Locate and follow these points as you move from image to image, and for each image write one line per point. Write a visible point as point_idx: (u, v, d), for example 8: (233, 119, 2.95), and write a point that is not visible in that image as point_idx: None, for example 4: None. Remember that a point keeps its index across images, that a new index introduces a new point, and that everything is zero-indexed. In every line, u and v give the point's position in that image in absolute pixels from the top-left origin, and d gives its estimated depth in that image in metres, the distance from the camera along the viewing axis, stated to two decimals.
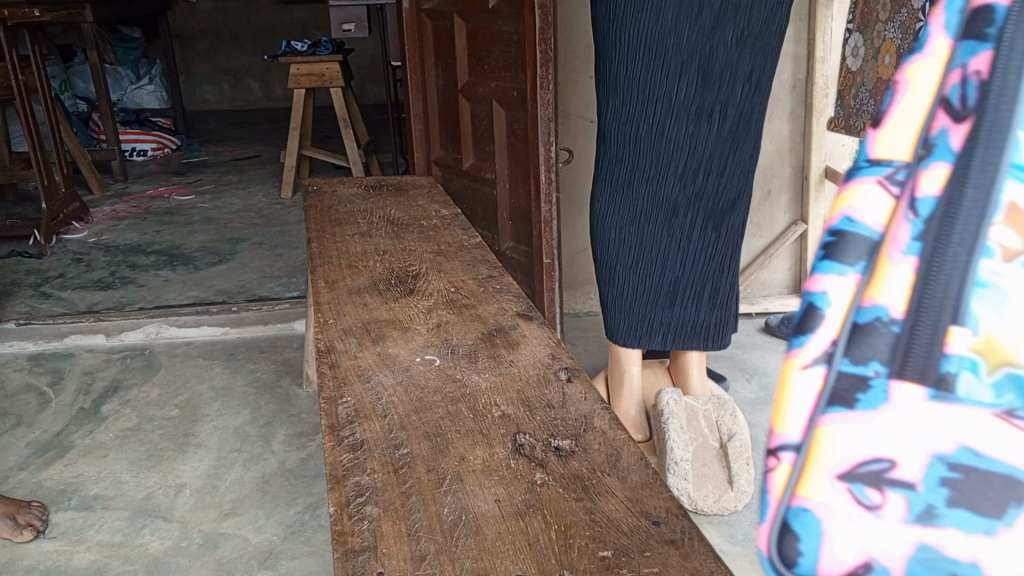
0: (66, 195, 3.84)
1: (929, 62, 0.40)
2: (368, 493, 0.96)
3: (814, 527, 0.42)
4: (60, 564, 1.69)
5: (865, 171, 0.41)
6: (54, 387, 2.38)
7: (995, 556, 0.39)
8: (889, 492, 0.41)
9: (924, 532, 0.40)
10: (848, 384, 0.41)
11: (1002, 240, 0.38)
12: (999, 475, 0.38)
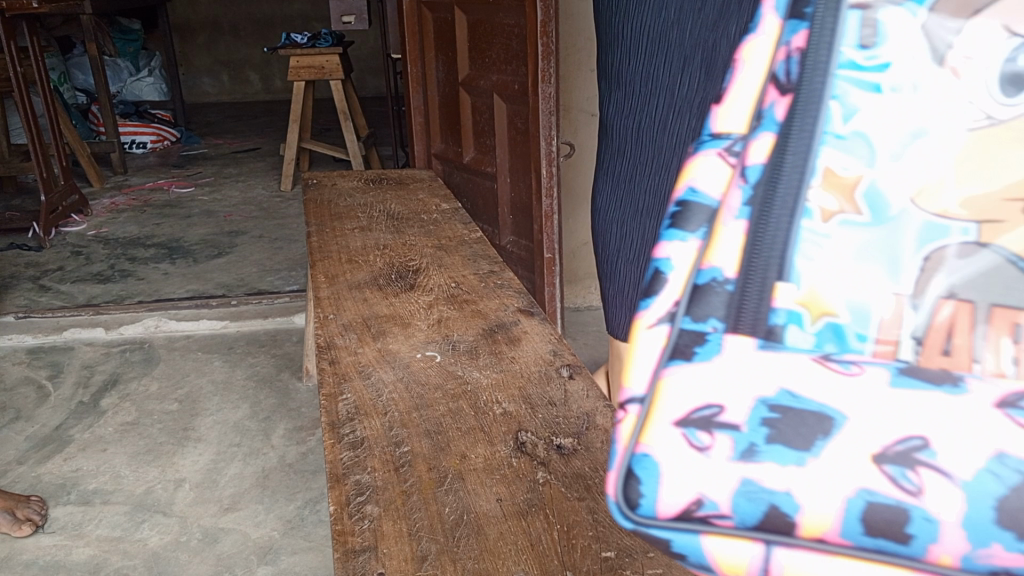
0: (65, 187, 3.82)
1: (760, 42, 0.43)
2: (368, 492, 0.95)
3: (651, 465, 0.38)
4: (59, 559, 1.69)
5: (707, 145, 0.43)
6: (53, 380, 2.38)
7: (815, 490, 0.36)
8: (718, 433, 0.38)
9: (748, 469, 0.37)
10: (688, 339, 0.40)
11: (820, 203, 0.39)
12: (813, 412, 0.37)
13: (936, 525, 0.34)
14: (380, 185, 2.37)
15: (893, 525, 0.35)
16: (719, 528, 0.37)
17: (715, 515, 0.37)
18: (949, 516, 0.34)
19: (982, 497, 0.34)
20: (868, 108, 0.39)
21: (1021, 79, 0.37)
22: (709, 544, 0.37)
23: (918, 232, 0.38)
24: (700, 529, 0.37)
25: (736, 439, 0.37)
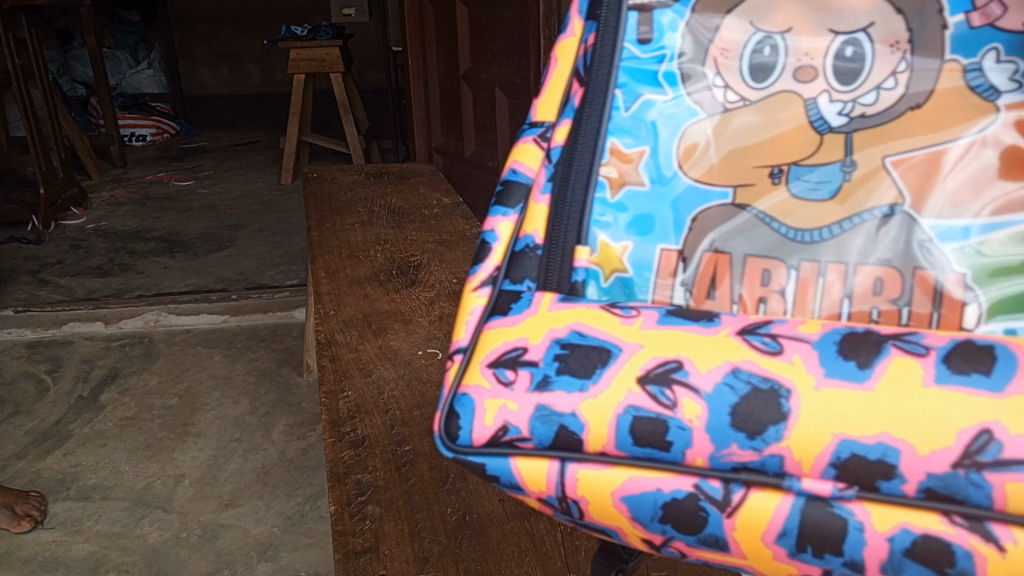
0: (64, 180, 3.80)
1: (570, 40, 0.69)
2: (369, 492, 0.94)
3: (470, 405, 0.53)
4: (58, 555, 1.68)
5: (529, 131, 0.68)
6: (53, 375, 2.37)
7: (590, 406, 0.50)
8: (521, 370, 0.53)
9: (542, 397, 0.51)
10: (506, 297, 0.61)
11: (606, 176, 0.64)
12: (594, 348, 0.53)
13: (685, 432, 0.48)
14: (380, 179, 2.35)
15: (653, 436, 0.48)
16: (523, 449, 0.51)
17: (518, 440, 0.51)
18: (693, 425, 0.48)
19: (713, 406, 0.48)
20: (640, 109, 0.64)
21: (763, 73, 0.61)
22: (516, 462, 0.51)
23: (686, 195, 0.62)
24: (509, 452, 0.51)
25: (535, 373, 0.53)
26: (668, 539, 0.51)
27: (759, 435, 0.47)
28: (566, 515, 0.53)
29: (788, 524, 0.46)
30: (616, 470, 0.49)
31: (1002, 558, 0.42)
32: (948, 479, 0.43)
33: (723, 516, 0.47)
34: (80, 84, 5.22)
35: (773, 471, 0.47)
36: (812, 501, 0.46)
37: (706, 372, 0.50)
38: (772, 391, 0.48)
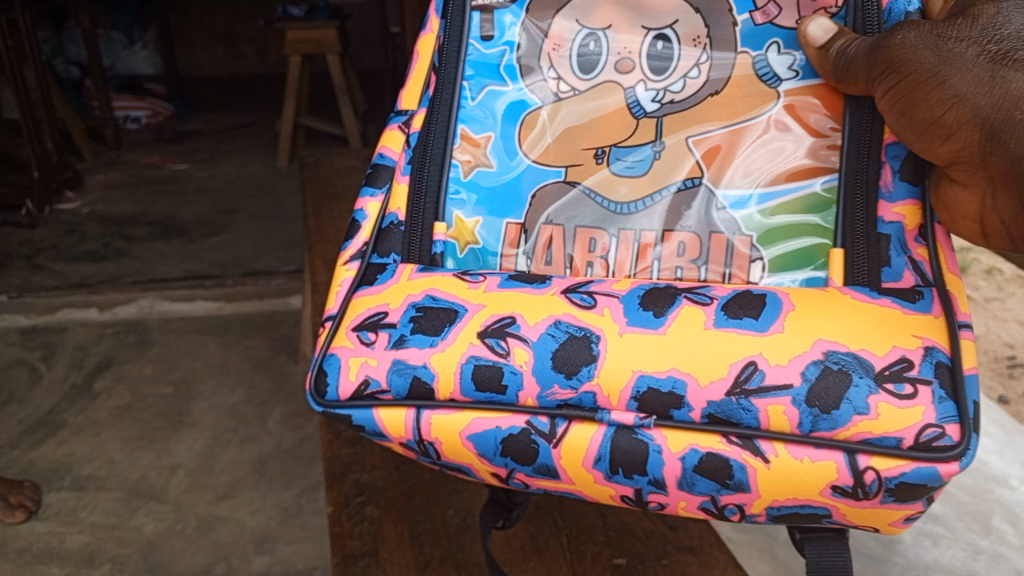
0: (58, 163, 3.75)
1: (429, 37, 1.10)
2: (367, 492, 0.92)
3: (338, 364, 0.83)
4: (52, 546, 1.65)
5: (394, 121, 1.07)
6: (46, 362, 2.33)
7: (437, 359, 0.80)
8: (380, 332, 0.84)
9: (399, 352, 0.82)
10: (372, 270, 0.94)
11: (459, 161, 1.03)
12: (442, 309, 0.84)
13: (517, 376, 0.78)
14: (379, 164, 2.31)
15: (489, 381, 0.78)
16: (383, 399, 0.81)
17: (378, 391, 0.81)
18: (522, 368, 0.78)
19: (537, 355, 0.78)
20: (487, 101, 1.04)
21: (587, 69, 1.02)
22: (377, 412, 0.81)
23: (530, 176, 1.01)
24: (372, 402, 0.81)
25: (394, 333, 0.83)
26: (510, 469, 0.80)
27: (575, 375, 0.76)
28: (427, 454, 0.82)
29: (600, 450, 0.76)
30: (461, 415, 0.79)
31: (765, 467, 0.71)
32: (724, 405, 0.72)
33: (551, 446, 0.77)
34: (74, 65, 5.15)
35: (590, 409, 0.76)
36: (619, 430, 0.75)
37: (532, 326, 0.80)
38: (585, 337, 0.78)
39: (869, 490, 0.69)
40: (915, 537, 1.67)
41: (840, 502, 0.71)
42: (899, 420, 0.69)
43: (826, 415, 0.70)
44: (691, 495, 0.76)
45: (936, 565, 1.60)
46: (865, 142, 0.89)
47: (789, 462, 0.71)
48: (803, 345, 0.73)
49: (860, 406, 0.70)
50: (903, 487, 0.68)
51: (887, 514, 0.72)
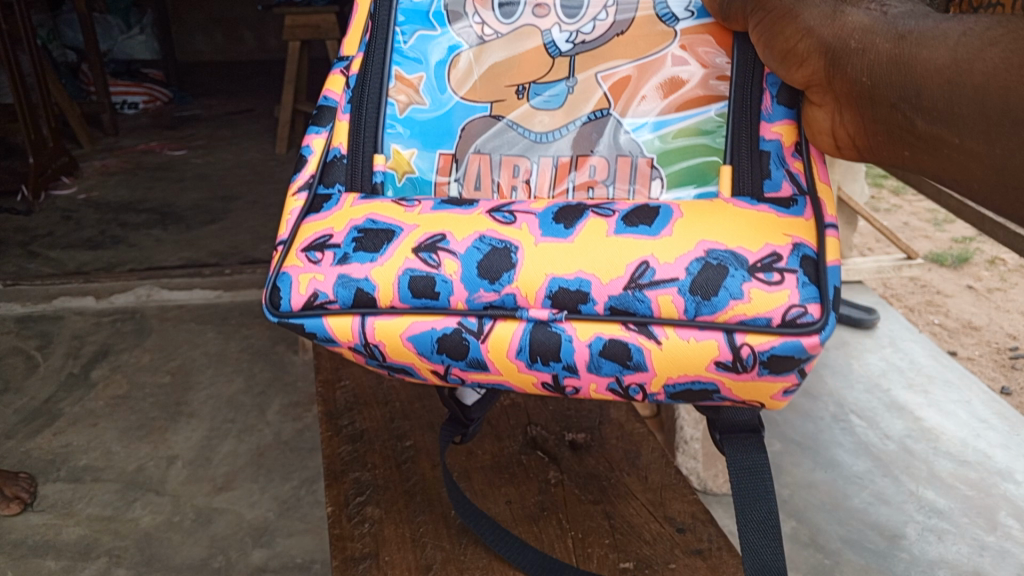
0: (54, 149, 3.72)
1: None
2: (368, 492, 0.89)
3: (289, 280, 0.79)
4: (48, 539, 1.63)
5: (338, 65, 0.94)
6: (42, 351, 2.31)
7: (378, 271, 0.76)
8: (325, 251, 0.79)
9: (342, 268, 0.77)
10: (318, 200, 0.86)
11: (396, 99, 0.91)
12: (383, 229, 0.80)
13: (448, 284, 0.75)
14: None
15: (425, 290, 0.75)
16: (332, 309, 0.77)
17: (326, 302, 0.77)
18: (452, 277, 0.75)
19: (464, 264, 0.75)
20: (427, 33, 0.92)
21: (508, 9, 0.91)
22: (328, 320, 0.77)
23: (462, 112, 0.90)
24: (321, 313, 0.77)
25: (338, 252, 0.79)
26: (446, 366, 0.77)
27: (497, 280, 0.74)
28: (374, 357, 0.79)
29: (522, 343, 0.73)
30: (401, 319, 0.76)
31: (659, 348, 0.70)
32: (623, 298, 0.71)
33: (479, 342, 0.74)
34: (70, 49, 5.11)
35: (510, 305, 0.74)
36: (538, 325, 0.73)
37: (461, 240, 0.77)
38: (505, 248, 0.75)
39: (746, 364, 0.68)
40: (920, 532, 1.66)
41: (724, 377, 0.70)
42: (762, 300, 0.68)
43: (707, 301, 0.69)
44: (599, 377, 0.74)
45: (940, 560, 1.59)
46: (750, 70, 0.84)
47: (678, 343, 0.69)
48: (687, 245, 0.72)
49: (736, 292, 0.69)
50: (774, 362, 0.68)
51: (765, 385, 0.70)
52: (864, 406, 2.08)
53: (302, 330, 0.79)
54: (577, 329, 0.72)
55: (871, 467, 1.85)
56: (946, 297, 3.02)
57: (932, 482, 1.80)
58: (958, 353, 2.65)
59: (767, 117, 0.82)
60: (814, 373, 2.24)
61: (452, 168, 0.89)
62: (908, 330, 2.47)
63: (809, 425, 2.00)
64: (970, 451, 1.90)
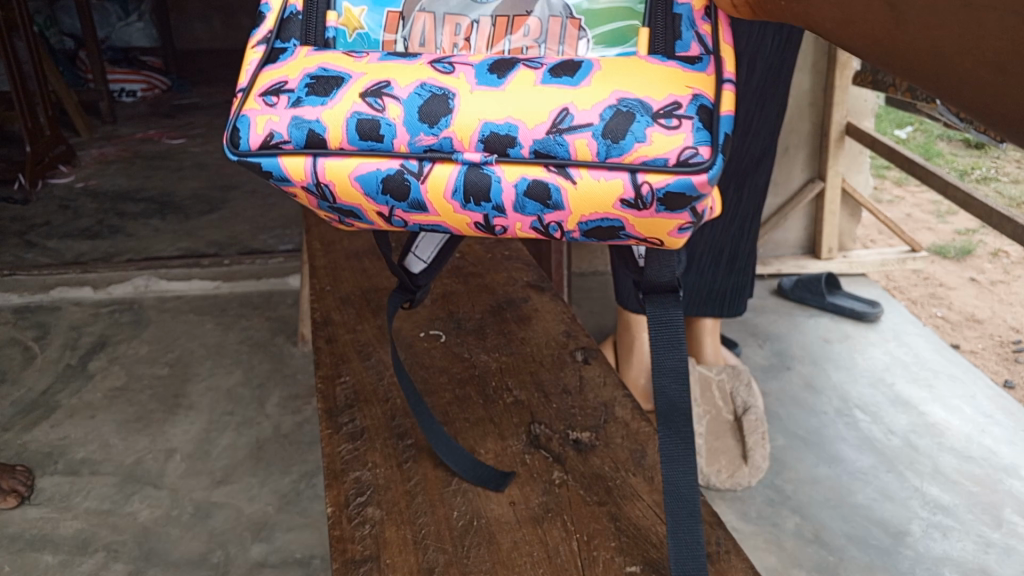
0: (51, 138, 3.69)
1: None
2: (369, 492, 0.88)
3: (247, 121, 0.67)
4: (45, 533, 1.61)
5: None
6: (40, 342, 2.29)
7: (330, 116, 0.65)
8: (280, 96, 0.67)
9: (296, 111, 0.66)
10: (274, 52, 0.72)
11: None
12: (331, 77, 0.67)
13: (392, 128, 0.64)
14: None
15: (371, 133, 0.65)
16: (287, 150, 0.66)
17: (281, 143, 0.66)
18: (396, 122, 0.64)
19: (407, 106, 0.64)
20: None
21: None
22: (283, 159, 0.67)
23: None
24: (276, 152, 0.66)
25: (292, 95, 0.67)
26: (391, 209, 0.69)
27: (436, 124, 0.63)
28: (325, 199, 0.70)
29: (457, 183, 0.65)
30: (350, 160, 0.66)
31: (574, 188, 0.62)
32: (545, 142, 0.61)
33: (420, 183, 0.66)
34: (69, 36, 5.08)
35: (444, 145, 0.64)
36: (472, 168, 0.64)
37: (405, 86, 0.65)
38: (444, 95, 0.64)
39: (646, 202, 0.61)
40: (925, 529, 1.64)
41: (628, 215, 0.63)
42: (660, 140, 0.60)
43: (617, 143, 0.60)
44: (522, 217, 0.66)
45: (946, 557, 1.57)
46: None
47: (591, 183, 0.61)
48: (604, 94, 0.61)
49: (639, 134, 0.60)
50: (671, 199, 0.60)
51: (665, 223, 0.63)
52: (868, 401, 2.07)
53: (260, 172, 0.69)
54: (505, 170, 0.63)
55: (876, 462, 1.84)
56: (950, 290, 3.00)
57: (937, 478, 1.78)
58: (961, 346, 2.63)
59: None
60: (817, 367, 2.22)
61: (400, 26, 0.72)
62: (913, 324, 2.45)
63: (812, 420, 1.99)
64: (975, 447, 1.88)
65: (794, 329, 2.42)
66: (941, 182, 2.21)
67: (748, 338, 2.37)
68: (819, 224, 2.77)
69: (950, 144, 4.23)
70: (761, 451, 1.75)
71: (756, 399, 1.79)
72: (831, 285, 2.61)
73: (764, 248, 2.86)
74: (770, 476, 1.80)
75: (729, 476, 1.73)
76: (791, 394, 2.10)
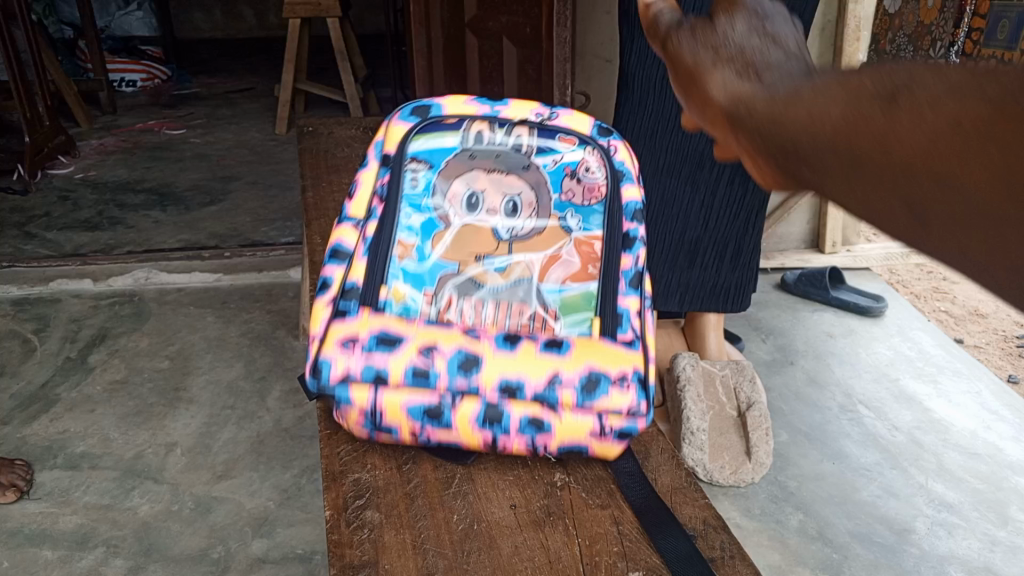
0: (50, 128, 3.67)
1: (395, 130, 1.06)
2: (368, 495, 0.86)
3: (326, 363, 0.90)
4: (45, 528, 1.61)
5: (348, 220, 1.01)
6: (39, 335, 2.27)
7: (393, 370, 0.89)
8: (354, 354, 0.90)
9: (363, 359, 0.89)
10: (339, 309, 0.94)
11: (401, 243, 1.00)
12: (389, 341, 0.90)
13: (437, 377, 0.89)
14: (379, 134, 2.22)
15: (422, 382, 0.89)
16: (356, 384, 0.90)
17: (351, 380, 0.90)
18: (441, 371, 0.89)
19: (448, 361, 0.89)
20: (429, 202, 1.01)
21: None
22: (353, 394, 0.90)
23: None
24: (347, 387, 0.90)
25: (363, 347, 0.90)
26: (423, 427, 0.90)
27: (469, 373, 0.88)
28: (373, 426, 0.92)
29: (478, 416, 0.89)
30: (401, 393, 0.89)
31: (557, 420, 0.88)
32: (544, 393, 0.88)
33: (451, 414, 0.89)
34: (68, 26, 5.06)
35: (472, 389, 0.89)
36: (490, 407, 0.89)
37: (446, 347, 0.90)
38: (474, 359, 0.89)
39: (604, 432, 0.89)
40: (930, 527, 1.63)
41: (592, 441, 0.89)
42: (616, 397, 0.88)
43: (591, 391, 0.88)
44: (520, 438, 0.90)
45: (950, 555, 1.56)
46: (616, 231, 1.02)
47: (569, 421, 0.88)
48: (580, 362, 0.89)
49: (603, 392, 0.88)
50: (623, 433, 0.89)
51: (615, 451, 0.90)
52: (872, 396, 2.05)
53: (330, 398, 0.92)
54: (514, 407, 0.88)
55: (879, 459, 1.83)
56: (954, 284, 2.98)
57: (942, 475, 1.77)
58: (964, 341, 2.61)
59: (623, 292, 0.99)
60: (821, 362, 2.21)
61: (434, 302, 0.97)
62: (916, 319, 2.44)
63: (816, 416, 1.98)
64: (980, 444, 1.87)
65: (797, 323, 2.40)
66: None
67: (750, 333, 2.35)
68: (823, 218, 2.75)
69: None
70: (765, 447, 1.73)
71: (760, 394, 1.77)
72: (835, 279, 2.60)
73: (767, 241, 2.84)
74: (773, 473, 1.79)
75: (733, 472, 1.71)
76: (794, 389, 2.09)
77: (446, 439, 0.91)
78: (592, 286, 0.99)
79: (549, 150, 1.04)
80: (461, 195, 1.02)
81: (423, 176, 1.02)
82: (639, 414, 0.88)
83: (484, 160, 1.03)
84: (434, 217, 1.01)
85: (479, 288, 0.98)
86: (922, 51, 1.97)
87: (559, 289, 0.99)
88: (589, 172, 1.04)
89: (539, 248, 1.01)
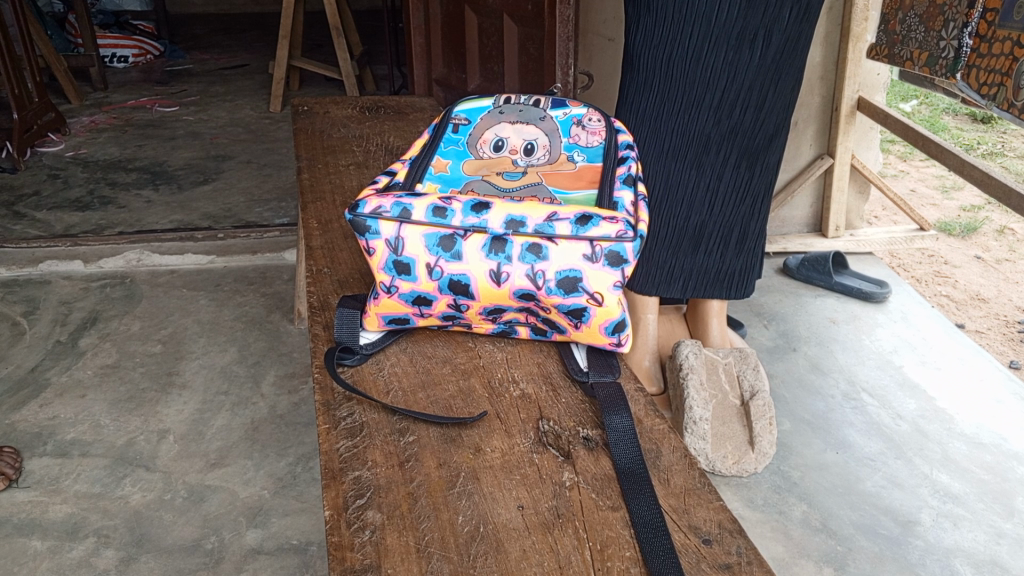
0: (39, 104, 3.59)
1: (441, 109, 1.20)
2: (369, 494, 0.83)
3: (363, 205, 0.99)
4: (34, 517, 1.57)
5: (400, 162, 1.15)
6: (29, 318, 2.23)
7: (415, 209, 0.97)
8: (388, 197, 0.99)
9: (393, 201, 0.98)
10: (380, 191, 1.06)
11: (435, 160, 1.11)
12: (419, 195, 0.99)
13: (451, 213, 0.96)
14: (377, 114, 2.16)
15: (438, 215, 0.96)
16: (385, 218, 0.97)
17: (381, 215, 0.97)
18: (456, 208, 0.96)
19: (464, 200, 0.97)
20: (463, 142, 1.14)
21: None
22: (377, 225, 0.97)
23: None
24: (376, 218, 0.97)
25: (398, 196, 0.99)
26: (437, 260, 0.97)
27: (481, 210, 0.96)
28: (395, 271, 0.99)
29: (485, 243, 0.96)
30: (419, 224, 0.96)
31: (554, 247, 0.94)
32: (542, 225, 0.94)
33: (462, 241, 0.96)
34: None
35: (482, 224, 0.95)
36: (496, 240, 0.95)
37: (464, 197, 0.99)
38: (485, 202, 0.98)
39: (595, 257, 0.94)
40: (935, 518, 1.61)
41: (585, 267, 0.95)
42: (605, 226, 0.94)
43: (584, 221, 0.95)
44: (521, 268, 0.96)
45: (956, 548, 1.54)
46: (608, 157, 1.10)
47: (564, 246, 0.94)
48: (576, 208, 0.97)
49: (595, 224, 0.94)
50: (613, 258, 0.95)
51: (606, 277, 0.96)
52: (876, 384, 2.03)
53: (358, 233, 0.98)
54: (517, 237, 0.95)
55: (884, 449, 1.80)
56: (955, 268, 2.94)
57: (946, 465, 1.75)
58: (966, 326, 2.58)
59: (616, 187, 1.05)
60: (824, 349, 2.18)
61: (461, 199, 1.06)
62: (921, 306, 2.39)
63: (819, 404, 1.95)
64: (985, 434, 1.84)
65: (800, 309, 2.37)
66: (955, 159, 2.14)
67: (754, 319, 2.32)
68: (826, 202, 2.72)
69: (956, 118, 4.15)
70: (769, 436, 1.69)
71: (764, 382, 1.72)
72: (838, 264, 2.56)
73: (769, 225, 2.81)
74: (776, 462, 1.76)
75: (735, 462, 1.69)
76: (797, 376, 2.06)
77: (456, 271, 0.97)
78: (592, 192, 1.06)
79: (561, 105, 1.17)
80: (489, 139, 1.13)
81: (462, 127, 1.15)
82: (627, 237, 0.93)
83: (510, 115, 1.16)
84: (465, 152, 1.13)
85: (498, 188, 1.07)
86: (934, 32, 1.91)
87: (563, 191, 1.07)
88: (592, 122, 1.15)
89: (549, 170, 1.10)
